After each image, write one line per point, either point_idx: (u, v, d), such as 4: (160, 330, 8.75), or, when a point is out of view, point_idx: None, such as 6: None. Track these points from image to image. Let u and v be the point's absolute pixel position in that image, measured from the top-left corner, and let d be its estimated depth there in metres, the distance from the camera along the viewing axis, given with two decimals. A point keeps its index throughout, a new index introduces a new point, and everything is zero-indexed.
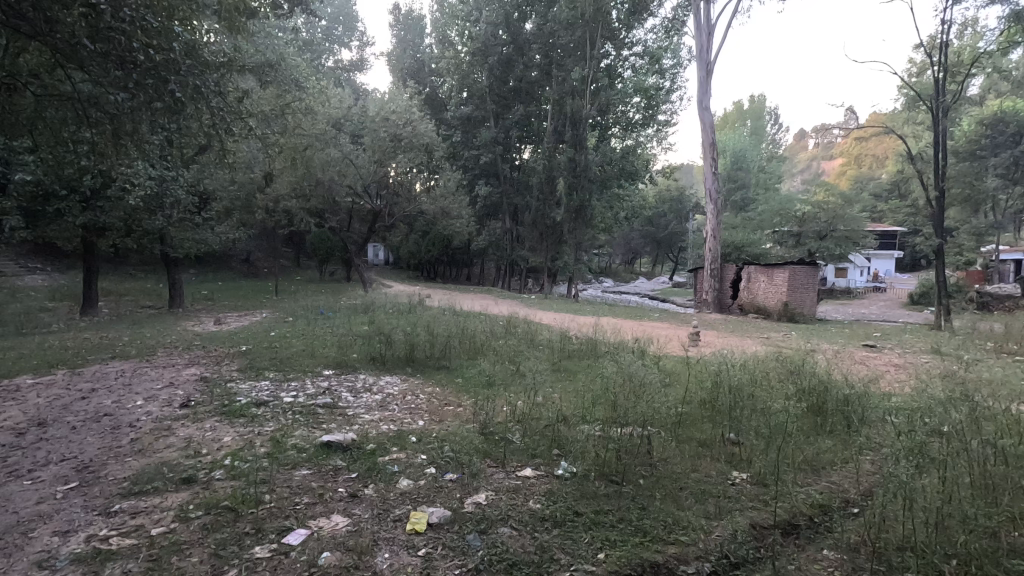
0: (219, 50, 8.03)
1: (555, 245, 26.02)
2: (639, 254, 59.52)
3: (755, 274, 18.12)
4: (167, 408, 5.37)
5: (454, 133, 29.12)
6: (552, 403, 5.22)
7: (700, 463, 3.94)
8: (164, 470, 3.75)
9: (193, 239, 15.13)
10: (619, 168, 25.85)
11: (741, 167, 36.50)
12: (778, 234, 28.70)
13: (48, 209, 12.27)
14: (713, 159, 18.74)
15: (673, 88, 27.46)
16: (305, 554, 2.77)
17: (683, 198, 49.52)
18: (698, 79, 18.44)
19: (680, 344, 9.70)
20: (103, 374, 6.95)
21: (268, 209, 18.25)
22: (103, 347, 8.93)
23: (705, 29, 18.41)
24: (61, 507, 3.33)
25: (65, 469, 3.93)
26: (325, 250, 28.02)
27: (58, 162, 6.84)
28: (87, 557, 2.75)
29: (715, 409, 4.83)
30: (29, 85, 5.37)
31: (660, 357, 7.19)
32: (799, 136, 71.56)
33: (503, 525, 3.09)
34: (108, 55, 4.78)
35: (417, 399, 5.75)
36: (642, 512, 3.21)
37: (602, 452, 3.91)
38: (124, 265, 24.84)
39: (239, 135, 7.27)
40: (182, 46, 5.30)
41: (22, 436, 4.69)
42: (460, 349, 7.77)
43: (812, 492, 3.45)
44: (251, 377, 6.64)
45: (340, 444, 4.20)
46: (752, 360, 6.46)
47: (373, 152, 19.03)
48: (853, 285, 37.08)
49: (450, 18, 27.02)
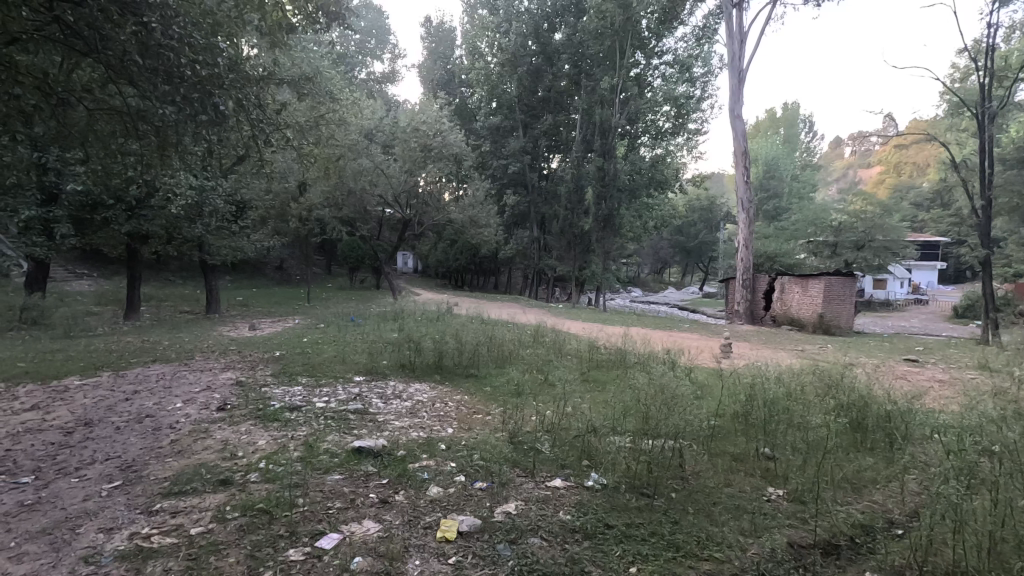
0: (259, 64, 8.30)
1: (582, 254, 26.32)
2: (668, 264, 58.90)
3: (789, 285, 17.68)
4: (205, 411, 5.55)
5: (483, 142, 29.49)
6: (583, 414, 5.17)
7: (734, 477, 3.86)
8: (203, 471, 3.86)
9: (229, 246, 15.59)
10: (648, 177, 25.70)
11: (774, 176, 35.75)
12: (813, 244, 28.04)
13: (95, 217, 12.80)
14: (745, 165, 18.35)
15: (704, 97, 27.15)
16: (337, 559, 2.80)
17: (714, 207, 48.92)
18: (730, 87, 18.23)
19: (710, 355, 9.58)
20: (144, 376, 7.21)
21: (301, 217, 18.75)
22: (145, 350, 9.25)
23: (737, 37, 18.19)
24: (105, 505, 3.45)
25: (109, 468, 4.07)
26: (356, 258, 28.72)
27: (108, 173, 7.11)
28: (130, 555, 2.82)
29: (751, 424, 4.75)
30: (81, 100, 5.59)
31: (692, 368, 7.07)
32: (836, 145, 69.37)
33: (533, 536, 3.07)
34: (157, 70, 4.95)
35: (446, 407, 5.79)
36: (674, 527, 3.15)
37: (633, 464, 3.87)
38: (165, 271, 25.84)
39: (277, 148, 7.46)
40: (225, 61, 5.52)
41: (70, 435, 4.88)
42: (488, 357, 7.81)
43: (853, 511, 3.32)
44: (285, 381, 6.79)
45: (370, 449, 4.25)
46: (787, 373, 6.32)
47: (404, 161, 19.38)
48: (893, 296, 35.80)
49: (480, 30, 27.36)
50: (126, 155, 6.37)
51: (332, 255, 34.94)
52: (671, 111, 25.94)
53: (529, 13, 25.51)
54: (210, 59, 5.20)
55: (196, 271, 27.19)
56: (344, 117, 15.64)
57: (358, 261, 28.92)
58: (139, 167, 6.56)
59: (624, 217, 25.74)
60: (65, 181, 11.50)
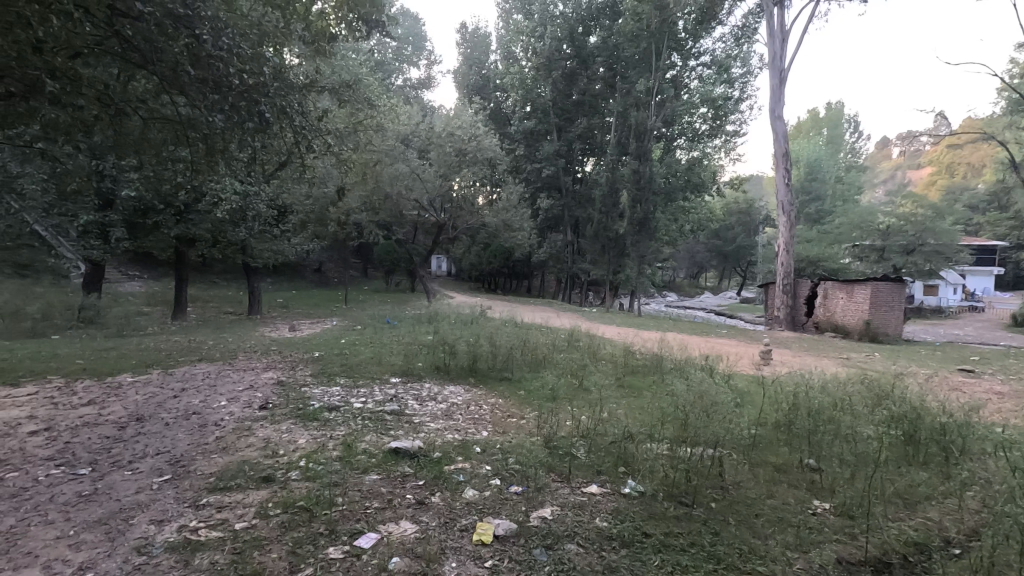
0: (302, 72, 8.54)
1: (617, 258, 26.05)
2: (704, 268, 57.84)
3: (832, 290, 17.10)
4: (247, 409, 5.72)
5: (518, 146, 29.58)
6: (619, 420, 5.10)
7: (776, 489, 3.75)
8: (246, 468, 3.99)
9: (271, 249, 16.04)
10: (685, 180, 25.31)
11: (816, 178, 34.67)
12: (858, 249, 27.04)
13: (146, 222, 13.36)
14: (787, 167, 17.84)
15: (742, 98, 26.57)
16: (375, 558, 2.84)
17: (752, 210, 47.74)
18: (771, 87, 17.78)
19: (750, 362, 9.33)
20: (191, 375, 7.48)
21: (339, 221, 19.20)
22: (191, 350, 9.60)
23: (778, 36, 17.75)
24: (156, 497, 3.59)
25: (159, 462, 4.24)
26: (392, 261, 29.25)
27: (158, 179, 7.42)
28: (178, 547, 2.92)
29: (794, 434, 4.62)
30: (136, 110, 5.85)
31: (731, 376, 6.89)
32: (882, 146, 66.77)
33: (569, 542, 3.04)
34: (207, 81, 5.16)
35: (481, 409, 5.82)
36: (714, 538, 3.06)
37: (671, 472, 3.80)
38: (210, 273, 26.84)
39: (318, 153, 7.65)
40: (271, 70, 5.70)
41: (123, 429, 5.11)
42: (522, 361, 7.80)
43: (906, 529, 3.15)
44: (324, 381, 6.95)
45: (406, 450, 4.29)
46: (833, 382, 6.10)
47: (439, 166, 19.61)
48: (945, 303, 34.19)
49: (515, 35, 27.46)
50: (176, 161, 6.64)
51: (368, 258, 35.58)
52: (708, 112, 25.48)
53: (564, 17, 25.56)
54: (257, 68, 5.38)
55: (238, 274, 28.15)
56: (382, 123, 15.93)
57: (393, 264, 29.43)
58: (188, 173, 6.80)
59: (660, 221, 25.39)
60: (121, 187, 12.08)
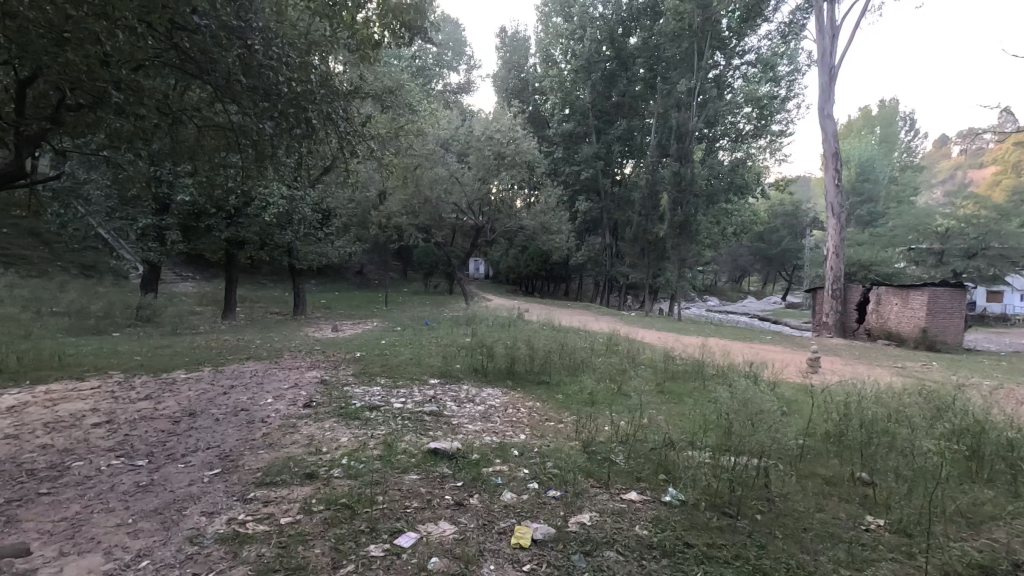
0: (347, 80, 8.74)
1: (656, 261, 25.60)
2: (747, 272, 56.29)
3: (886, 296, 16.35)
4: (292, 406, 5.90)
5: (556, 149, 29.51)
6: (660, 427, 5.01)
7: (826, 503, 3.60)
8: (291, 464, 4.10)
9: (315, 252, 16.46)
10: (727, 181, 24.70)
11: (868, 179, 33.18)
12: (914, 252, 25.74)
13: (200, 225, 13.95)
14: (837, 167, 17.17)
15: (789, 97, 25.71)
16: (415, 558, 2.86)
17: (799, 212, 46.14)
18: (820, 85, 17.16)
19: (797, 370, 8.99)
20: (240, 372, 7.75)
21: (381, 225, 19.60)
22: (240, 348, 9.95)
23: (828, 32, 17.12)
24: (207, 490, 3.74)
25: (210, 456, 4.41)
26: (430, 263, 29.66)
27: (211, 184, 7.74)
28: (228, 539, 3.03)
29: (845, 445, 4.43)
30: (191, 119, 6.12)
31: (777, 384, 6.65)
32: (938, 146, 63.45)
33: (608, 549, 3.00)
34: (258, 89, 5.35)
35: (518, 412, 5.82)
36: (761, 551, 2.94)
37: (714, 481, 3.70)
38: (258, 275, 27.83)
39: (361, 158, 7.83)
40: (317, 78, 5.86)
41: (177, 424, 5.35)
42: (560, 364, 7.77)
43: (970, 549, 2.96)
44: (365, 381, 7.10)
45: (445, 451, 4.33)
46: (888, 393, 5.81)
47: (477, 169, 19.77)
48: (1011, 311, 32.09)
49: (554, 38, 27.45)
50: (228, 167, 6.89)
51: (407, 260, 36.18)
52: (752, 112, 24.81)
53: (604, 18, 25.35)
54: (305, 76, 5.55)
55: (284, 275, 29.10)
56: (423, 128, 16.16)
57: (432, 266, 29.84)
58: (238, 178, 7.06)
59: (702, 224, 24.82)
60: (177, 193, 12.67)
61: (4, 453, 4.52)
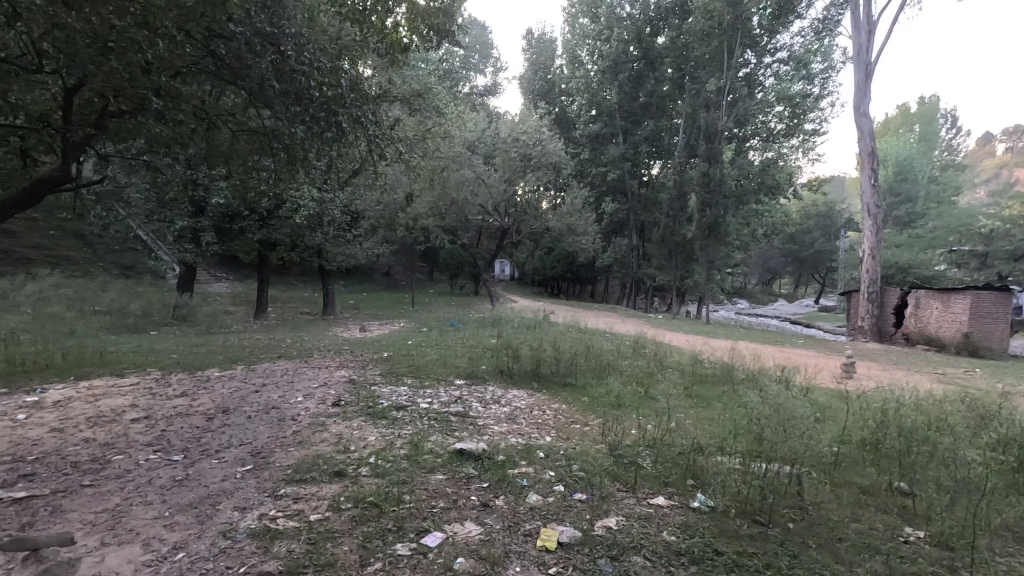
0: (376, 84, 8.86)
1: (684, 263, 25.24)
2: (778, 274, 55.01)
3: (925, 299, 15.78)
4: (321, 405, 6.00)
5: (582, 150, 29.38)
6: (688, 431, 4.94)
7: (862, 513, 3.48)
8: (320, 462, 4.17)
9: (344, 253, 16.72)
10: (758, 182, 24.21)
11: (907, 179, 32.03)
12: (956, 254, 24.78)
13: (233, 227, 14.32)
14: (874, 166, 16.65)
15: (823, 95, 25.07)
16: (441, 557, 2.88)
17: (833, 213, 44.89)
18: (856, 83, 16.70)
19: (831, 375, 8.72)
20: (271, 371, 7.92)
21: (408, 226, 19.81)
22: (271, 347, 10.17)
23: (865, 27, 16.64)
24: (239, 486, 3.83)
25: (242, 452, 4.52)
26: (456, 265, 29.86)
27: (244, 187, 7.92)
28: (260, 534, 3.10)
29: (883, 454, 4.30)
30: (226, 123, 6.27)
31: (811, 389, 6.46)
32: (982, 144, 60.80)
33: (635, 555, 2.96)
34: (290, 94, 5.47)
35: (544, 414, 5.79)
36: (793, 561, 2.87)
37: (744, 488, 3.63)
38: (288, 275, 28.45)
39: (389, 161, 7.91)
40: (347, 82, 5.96)
41: (212, 420, 5.50)
42: (587, 367, 7.72)
43: (1018, 567, 2.82)
44: (392, 381, 7.18)
45: (471, 452, 4.35)
46: (928, 400, 5.60)
47: (504, 171, 19.85)
48: None
49: (581, 39, 27.35)
50: (261, 170, 7.04)
51: (434, 261, 36.48)
52: (784, 111, 24.27)
53: (632, 18, 25.14)
54: (335, 81, 5.65)
55: (314, 276, 29.67)
56: (449, 130, 16.28)
57: (458, 268, 30.04)
58: (270, 181, 7.21)
59: (731, 225, 24.36)
60: (212, 196, 13.04)
61: (49, 445, 4.71)
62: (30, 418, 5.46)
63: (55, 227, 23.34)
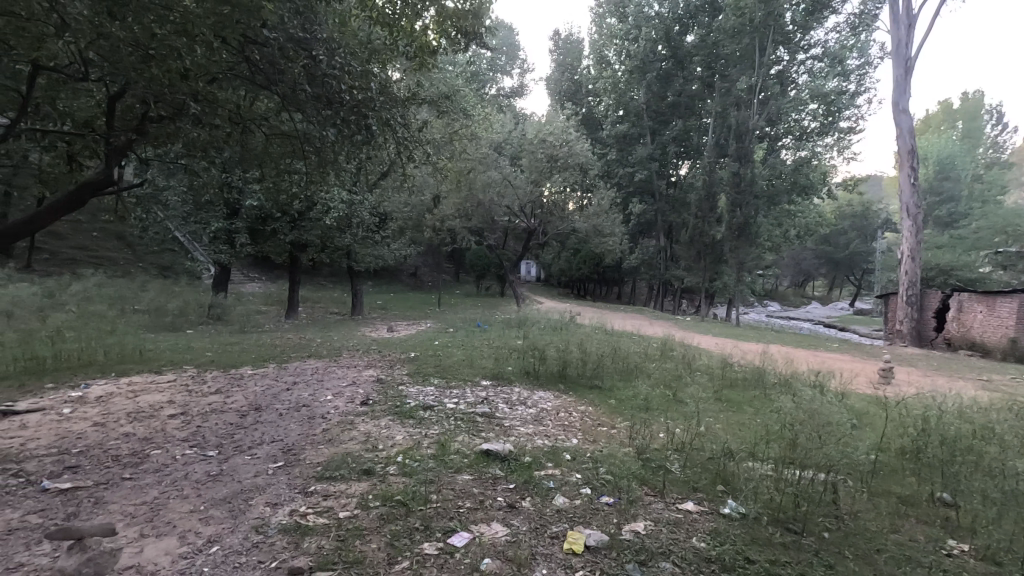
0: (404, 87, 8.97)
1: (713, 264, 24.81)
2: (811, 276, 53.67)
3: (969, 302, 15.18)
4: (350, 404, 6.09)
5: (610, 151, 29.18)
6: (719, 436, 4.85)
7: (902, 523, 3.36)
8: (349, 460, 4.23)
9: (372, 254, 16.93)
10: (791, 181, 23.65)
11: (949, 177, 30.64)
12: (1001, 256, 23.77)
13: (266, 229, 14.66)
14: (914, 164, 16.08)
15: (859, 92, 24.35)
16: (468, 557, 2.89)
17: (870, 213, 43.56)
18: (894, 78, 16.16)
19: (867, 381, 8.45)
20: (301, 370, 8.07)
21: (434, 227, 19.96)
22: (301, 347, 10.37)
23: (904, 21, 16.09)
24: (271, 482, 3.91)
25: (274, 449, 4.61)
26: (482, 266, 30.01)
27: (276, 190, 8.09)
28: (291, 530, 3.16)
29: (924, 464, 4.15)
30: (259, 127, 6.41)
31: (846, 395, 6.27)
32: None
33: (664, 560, 2.91)
34: (322, 97, 5.58)
35: (570, 416, 5.76)
36: (828, 571, 2.78)
37: (777, 495, 3.54)
38: (318, 276, 29.01)
39: (417, 163, 7.99)
40: (377, 85, 6.04)
41: (245, 417, 5.63)
42: (613, 369, 7.66)
43: None
44: (419, 381, 7.24)
45: (498, 453, 4.35)
46: (973, 408, 5.37)
47: (530, 172, 19.87)
48: None
49: (609, 38, 27.15)
50: (292, 173, 7.19)
51: (460, 262, 36.70)
52: (818, 109, 23.67)
53: (660, 17, 24.85)
54: (365, 84, 5.72)
55: (343, 277, 30.18)
56: (476, 131, 16.37)
57: (484, 269, 30.18)
58: (302, 183, 7.35)
59: (763, 226, 23.84)
60: (246, 198, 13.37)
61: (92, 439, 4.89)
62: (74, 413, 5.68)
63: (98, 229, 24.31)
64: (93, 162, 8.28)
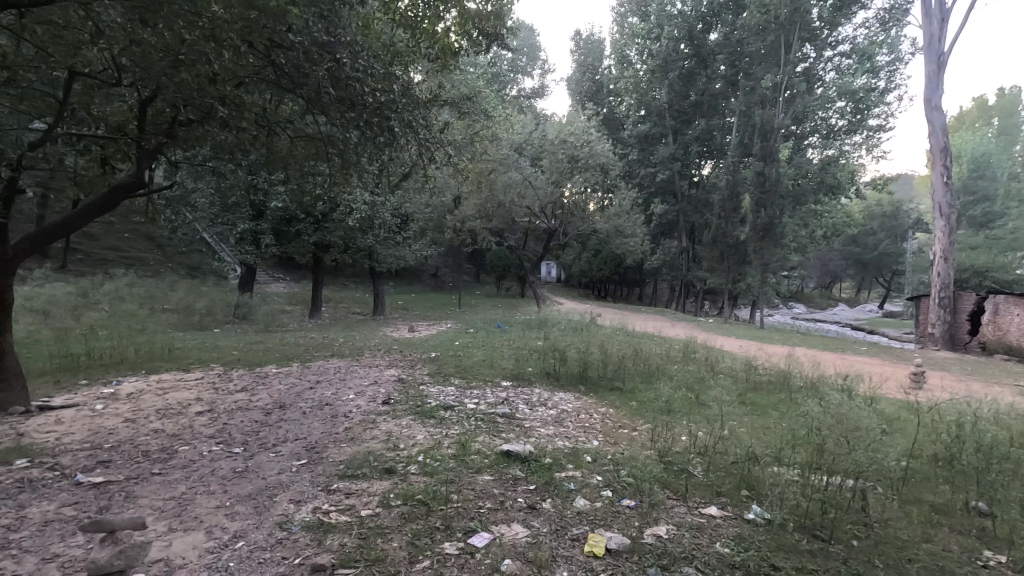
0: (426, 89, 9.04)
1: (737, 265, 24.43)
2: (838, 278, 52.49)
3: (1004, 305, 14.70)
4: (372, 403, 6.15)
5: (631, 151, 28.95)
6: (743, 440, 4.77)
7: (935, 532, 3.26)
8: (371, 458, 4.27)
9: (393, 255, 17.07)
10: (817, 181, 23.17)
11: (984, 176, 29.71)
12: None
13: (290, 230, 14.90)
14: (947, 163, 15.61)
15: (889, 89, 23.74)
16: (488, 558, 2.89)
17: (900, 213, 42.39)
18: (927, 74, 15.71)
19: (897, 385, 8.21)
20: (324, 369, 8.18)
21: (455, 228, 20.05)
22: (324, 346, 10.51)
23: (937, 15, 15.62)
24: (295, 479, 3.97)
25: (298, 447, 4.68)
26: (503, 267, 30.05)
27: (300, 191, 8.21)
28: (314, 527, 3.20)
29: (959, 471, 4.02)
30: (284, 130, 6.52)
31: (876, 399, 6.10)
32: None
33: (688, 565, 2.87)
34: (345, 100, 5.65)
35: (591, 418, 5.72)
36: None
37: (804, 501, 3.47)
38: (341, 276, 29.36)
39: (438, 164, 8.04)
40: (399, 87, 6.09)
41: (269, 415, 5.73)
42: (635, 371, 7.59)
43: None
44: (439, 381, 7.28)
45: (518, 454, 4.34)
46: (1011, 415, 5.17)
47: (551, 173, 19.85)
48: None
49: (630, 38, 26.94)
50: (316, 175, 7.29)
51: (481, 263, 36.80)
52: (846, 106, 23.14)
53: (683, 15, 24.57)
54: (387, 86, 5.77)
55: (365, 277, 30.51)
56: (497, 132, 16.40)
57: (504, 270, 30.21)
58: (325, 184, 7.45)
59: (789, 226, 23.40)
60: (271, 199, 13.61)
61: (123, 434, 5.03)
62: (107, 409, 5.85)
63: (130, 231, 25.00)
64: (125, 165, 8.52)
